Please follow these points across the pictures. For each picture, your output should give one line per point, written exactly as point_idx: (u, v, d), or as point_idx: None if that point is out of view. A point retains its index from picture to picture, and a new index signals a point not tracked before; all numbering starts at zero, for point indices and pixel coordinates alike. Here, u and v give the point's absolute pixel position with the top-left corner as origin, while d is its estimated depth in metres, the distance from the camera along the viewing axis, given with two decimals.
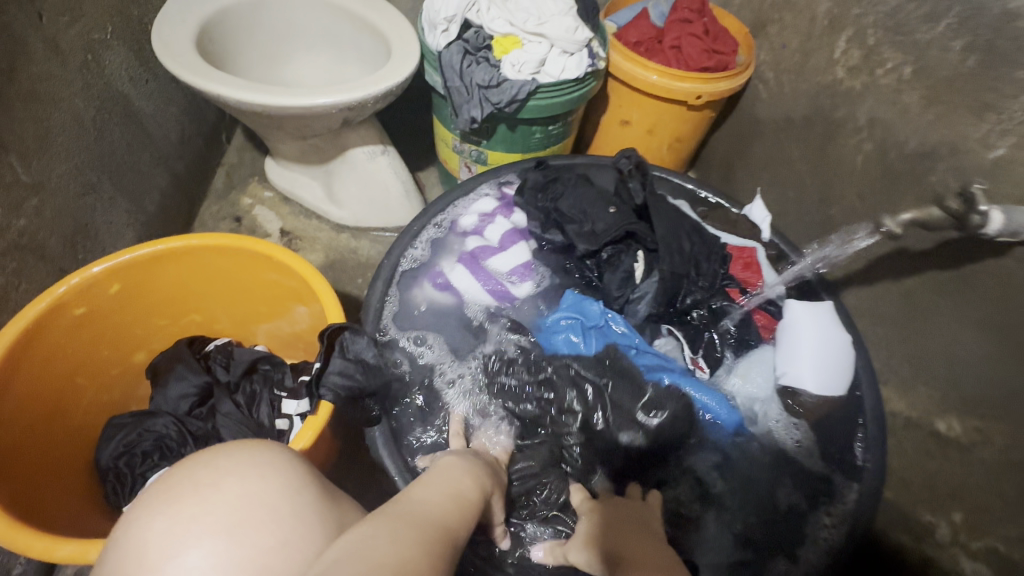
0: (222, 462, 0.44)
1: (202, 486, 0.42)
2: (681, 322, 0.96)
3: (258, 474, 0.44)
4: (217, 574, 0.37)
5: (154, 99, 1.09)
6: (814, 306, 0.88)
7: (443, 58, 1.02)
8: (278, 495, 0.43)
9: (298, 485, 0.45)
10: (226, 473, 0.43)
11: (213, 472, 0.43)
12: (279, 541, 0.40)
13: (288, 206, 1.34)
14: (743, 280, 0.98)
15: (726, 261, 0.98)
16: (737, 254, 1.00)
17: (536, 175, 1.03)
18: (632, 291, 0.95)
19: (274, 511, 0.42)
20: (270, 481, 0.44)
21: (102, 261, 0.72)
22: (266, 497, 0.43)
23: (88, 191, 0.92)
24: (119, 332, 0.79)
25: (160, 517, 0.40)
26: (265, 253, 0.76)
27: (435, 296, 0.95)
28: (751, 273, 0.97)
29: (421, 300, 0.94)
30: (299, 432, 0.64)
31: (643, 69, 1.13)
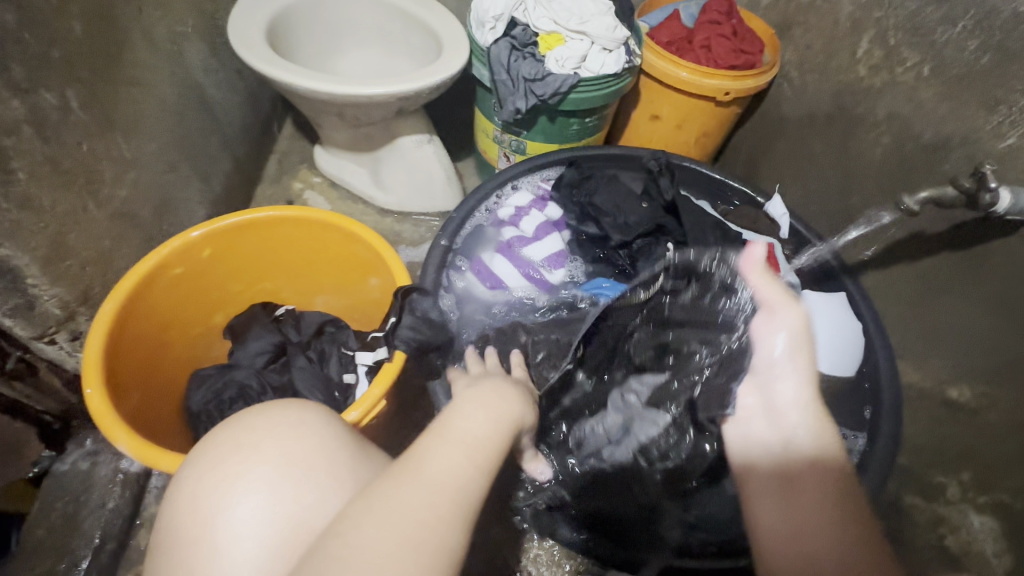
0: (264, 428, 0.53)
1: (248, 449, 0.51)
2: None
3: (298, 436, 0.52)
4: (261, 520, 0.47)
5: (222, 88, 1.19)
6: (825, 298, 0.96)
7: (490, 53, 1.11)
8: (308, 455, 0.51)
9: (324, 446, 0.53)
10: (263, 433, 0.52)
11: (257, 435, 0.52)
12: (314, 501, 0.48)
13: (336, 191, 1.43)
14: None
15: None
16: None
17: (572, 172, 1.11)
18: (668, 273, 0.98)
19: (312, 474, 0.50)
20: (295, 442, 0.52)
21: (200, 227, 0.81)
22: (300, 453, 0.51)
23: (171, 169, 1.01)
24: (205, 295, 0.89)
25: (209, 480, 0.50)
26: (339, 225, 0.84)
27: (478, 288, 1.03)
28: None
29: (479, 300, 1.03)
30: (376, 379, 0.72)
31: (674, 67, 1.21)
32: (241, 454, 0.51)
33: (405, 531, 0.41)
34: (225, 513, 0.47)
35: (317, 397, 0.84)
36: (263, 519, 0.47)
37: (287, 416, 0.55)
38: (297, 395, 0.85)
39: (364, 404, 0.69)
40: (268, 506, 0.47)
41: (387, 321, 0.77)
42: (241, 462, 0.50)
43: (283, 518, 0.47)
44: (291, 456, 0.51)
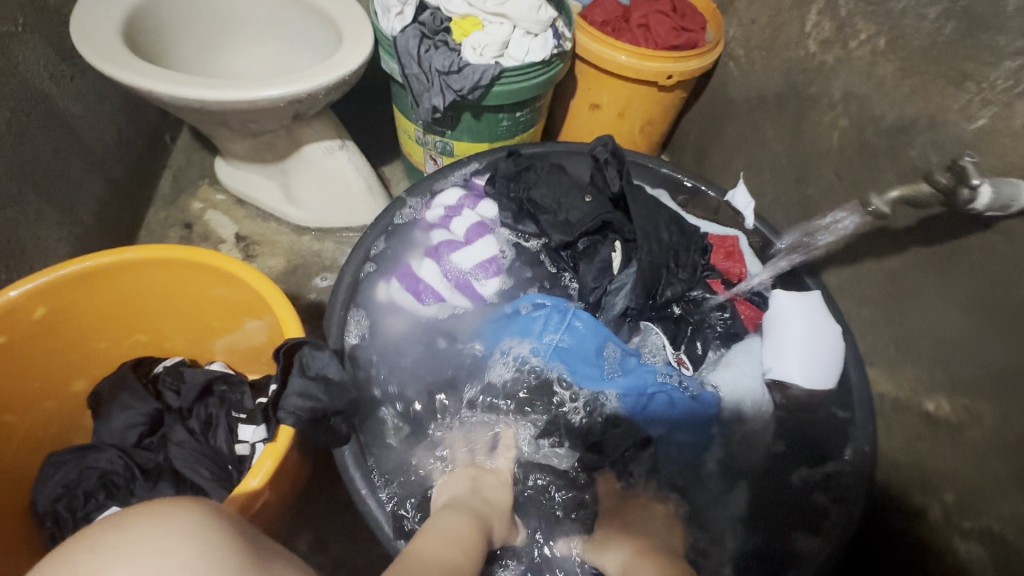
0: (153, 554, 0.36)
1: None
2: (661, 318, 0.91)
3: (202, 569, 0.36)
4: None
5: (81, 97, 0.99)
6: (801, 296, 0.85)
7: (397, 43, 0.95)
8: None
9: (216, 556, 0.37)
10: (145, 556, 0.36)
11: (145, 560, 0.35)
12: None
13: (243, 208, 1.26)
14: (725, 270, 0.94)
15: (706, 252, 0.95)
16: (718, 242, 0.97)
17: (508, 163, 0.98)
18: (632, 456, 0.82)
19: None
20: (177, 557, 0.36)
21: (21, 283, 0.64)
22: None
23: (10, 203, 0.83)
24: (51, 362, 0.71)
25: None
26: (214, 266, 0.69)
27: (398, 298, 0.90)
28: (732, 262, 0.94)
29: (396, 322, 0.90)
30: (255, 464, 0.57)
31: (611, 50, 1.08)
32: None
33: None
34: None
35: (203, 476, 0.70)
36: None
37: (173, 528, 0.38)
38: (177, 478, 0.70)
39: (235, 500, 0.54)
40: None
41: (274, 384, 0.62)
42: None
43: None
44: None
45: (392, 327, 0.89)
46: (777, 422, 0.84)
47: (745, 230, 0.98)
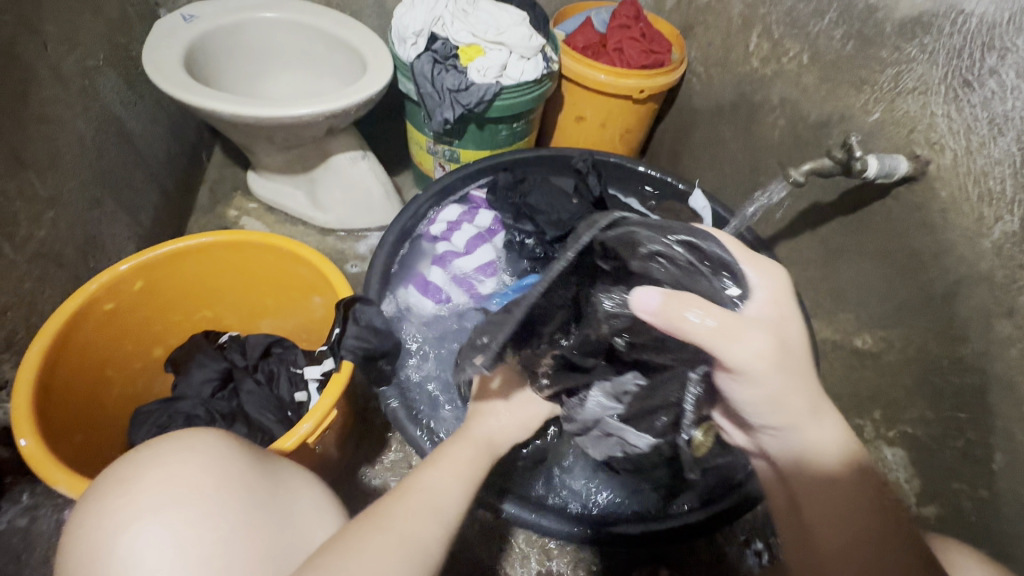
0: (182, 463, 0.53)
1: (168, 487, 0.51)
2: None
3: (223, 465, 0.54)
4: (169, 536, 0.48)
5: (142, 118, 1.16)
6: None
7: (414, 67, 1.14)
8: (203, 478, 0.52)
9: (224, 462, 0.54)
10: (178, 463, 0.53)
11: (178, 465, 0.52)
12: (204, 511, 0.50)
13: (273, 214, 1.42)
14: None
15: None
16: None
17: (506, 175, 1.14)
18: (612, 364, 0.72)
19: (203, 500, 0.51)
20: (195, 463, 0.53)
21: (128, 260, 0.80)
22: (201, 488, 0.51)
23: (95, 205, 0.99)
24: (140, 329, 0.86)
25: (107, 518, 0.49)
26: (278, 246, 0.85)
27: (416, 297, 1.05)
28: None
29: (414, 321, 1.05)
30: (327, 389, 0.73)
31: (592, 70, 1.29)
32: (160, 489, 0.51)
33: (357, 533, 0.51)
34: (133, 538, 0.48)
35: (271, 419, 0.84)
36: (173, 535, 0.48)
37: (196, 448, 0.55)
38: (248, 421, 0.84)
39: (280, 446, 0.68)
40: (166, 527, 0.48)
41: (332, 331, 0.78)
42: (125, 497, 0.50)
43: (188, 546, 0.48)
44: (205, 486, 0.52)
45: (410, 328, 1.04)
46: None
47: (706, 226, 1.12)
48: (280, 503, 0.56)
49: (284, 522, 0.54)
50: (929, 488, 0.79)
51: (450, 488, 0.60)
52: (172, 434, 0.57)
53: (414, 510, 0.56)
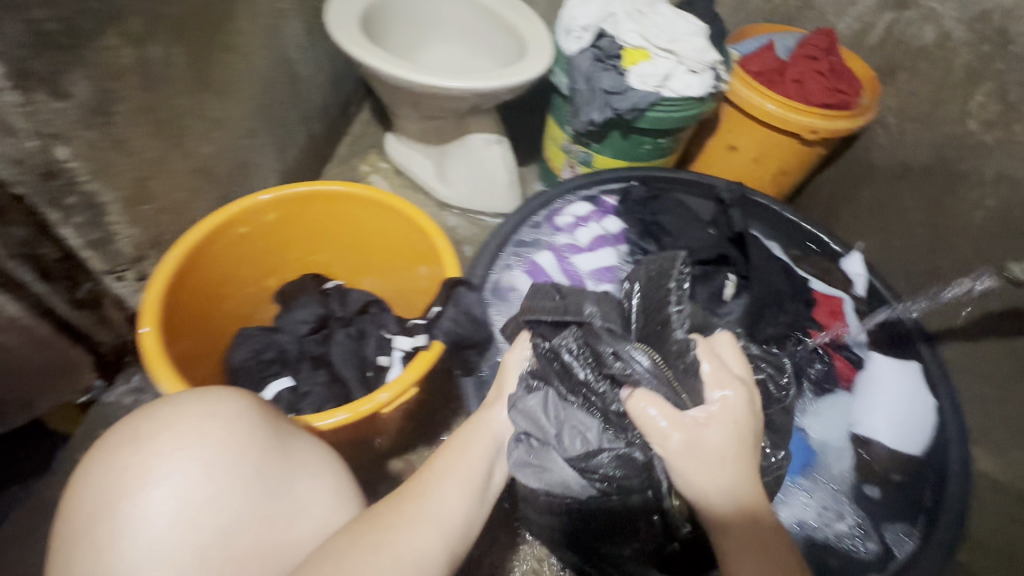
0: (194, 428, 0.51)
1: (170, 455, 0.50)
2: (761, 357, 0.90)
3: (240, 434, 0.52)
4: (173, 511, 0.48)
5: (311, 65, 1.24)
6: (899, 363, 0.88)
7: (574, 62, 1.10)
8: (212, 456, 0.50)
9: (238, 435, 0.52)
10: (192, 434, 0.51)
11: (191, 434, 0.51)
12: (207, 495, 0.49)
13: (400, 178, 1.47)
14: (827, 327, 0.93)
15: (811, 305, 0.94)
16: (823, 300, 0.97)
17: (640, 188, 1.06)
18: (614, 359, 0.58)
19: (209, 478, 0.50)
20: (208, 434, 0.51)
21: (270, 191, 0.84)
22: (211, 465, 0.50)
23: (252, 134, 1.06)
24: (263, 258, 0.91)
25: (113, 476, 0.49)
26: (401, 210, 0.85)
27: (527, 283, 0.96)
28: (837, 322, 0.93)
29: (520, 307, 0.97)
30: (412, 363, 0.71)
31: (761, 98, 1.16)
32: (167, 453, 0.50)
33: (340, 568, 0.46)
34: (138, 502, 0.48)
35: (351, 375, 0.85)
36: (179, 511, 0.48)
37: (215, 406, 0.54)
38: (331, 369, 0.86)
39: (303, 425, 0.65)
40: (170, 500, 0.48)
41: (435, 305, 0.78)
42: (133, 457, 0.49)
43: (193, 525, 0.48)
44: (211, 466, 0.50)
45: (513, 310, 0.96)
46: (862, 477, 0.84)
47: (855, 295, 0.97)
48: (292, 481, 0.54)
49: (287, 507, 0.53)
50: None
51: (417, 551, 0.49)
52: (193, 389, 0.55)
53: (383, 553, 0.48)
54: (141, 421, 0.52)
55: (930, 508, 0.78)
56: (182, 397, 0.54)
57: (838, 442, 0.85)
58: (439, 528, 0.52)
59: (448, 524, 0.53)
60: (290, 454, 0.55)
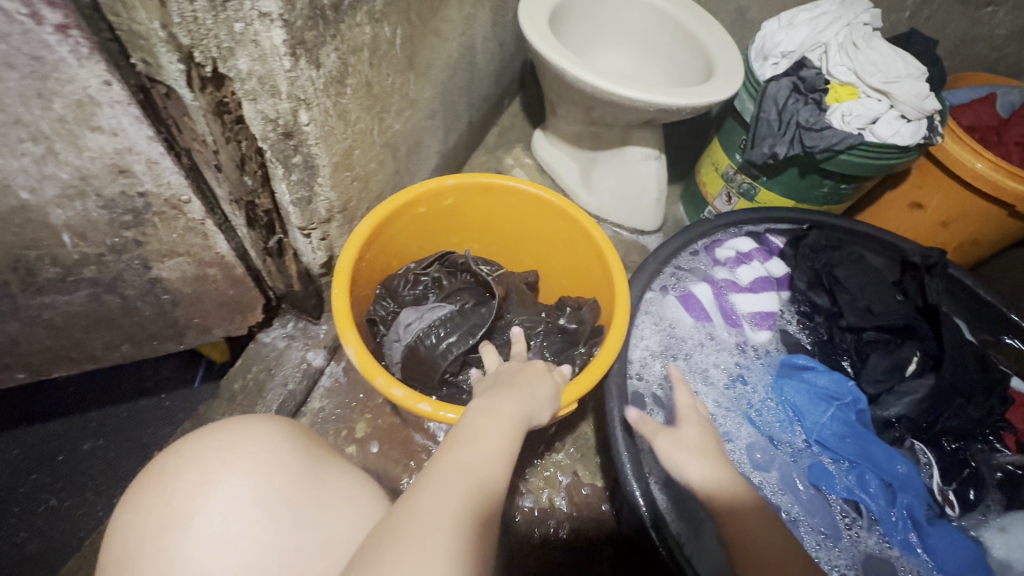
0: (222, 449, 0.53)
1: (201, 487, 0.49)
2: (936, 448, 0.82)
3: (268, 456, 0.53)
4: (223, 544, 0.47)
5: (488, 55, 1.26)
6: None
7: (766, 88, 1.03)
8: (244, 477, 0.51)
9: (262, 455, 0.53)
10: (225, 449, 0.53)
11: (223, 461, 0.52)
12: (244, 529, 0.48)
13: (541, 176, 1.47)
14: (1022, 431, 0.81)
15: (1006, 402, 0.82)
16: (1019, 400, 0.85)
17: (817, 235, 0.96)
18: None
19: (249, 506, 0.50)
20: (239, 461, 0.52)
21: (455, 177, 0.86)
22: (259, 497, 0.50)
23: (430, 116, 1.10)
24: (430, 240, 0.93)
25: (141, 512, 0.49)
26: (576, 217, 0.84)
27: (682, 314, 0.91)
28: None
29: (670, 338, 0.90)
30: (577, 376, 0.70)
31: (972, 156, 1.03)
32: (196, 468, 0.51)
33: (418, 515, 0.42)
34: (193, 532, 0.47)
35: None
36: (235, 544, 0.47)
37: (253, 429, 0.56)
38: None
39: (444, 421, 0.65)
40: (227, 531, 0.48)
41: (427, 274, 0.88)
42: (163, 494, 0.50)
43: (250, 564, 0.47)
44: (254, 493, 0.50)
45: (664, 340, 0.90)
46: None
47: None
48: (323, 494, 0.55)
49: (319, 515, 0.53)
50: None
51: (461, 493, 0.45)
52: (233, 418, 0.57)
53: (435, 499, 0.44)
54: (178, 453, 0.53)
55: None
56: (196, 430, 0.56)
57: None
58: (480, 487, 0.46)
59: (488, 481, 0.48)
60: (320, 479, 0.55)
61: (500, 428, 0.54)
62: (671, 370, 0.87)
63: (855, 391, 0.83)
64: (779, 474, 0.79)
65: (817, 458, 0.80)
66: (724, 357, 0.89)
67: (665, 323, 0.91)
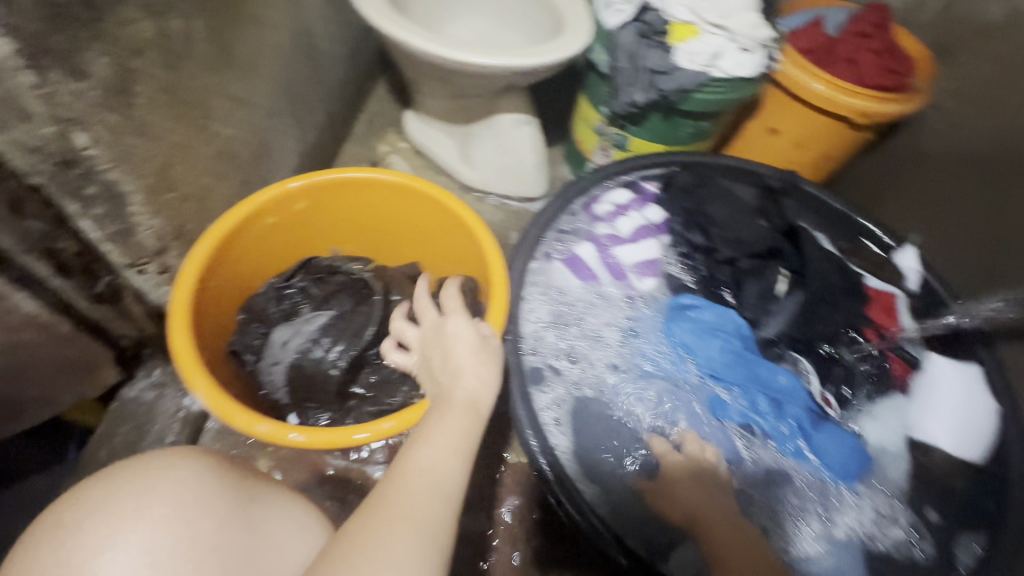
0: (133, 494, 0.46)
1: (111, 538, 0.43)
2: (813, 356, 0.87)
3: (188, 500, 0.47)
4: None
5: (331, 39, 1.16)
6: (957, 367, 0.83)
7: (615, 38, 1.02)
8: (169, 521, 0.45)
9: (184, 498, 0.47)
10: (139, 488, 0.46)
11: (133, 506, 0.45)
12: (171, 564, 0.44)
13: (420, 159, 1.40)
14: (880, 325, 0.89)
15: (864, 301, 0.90)
16: (874, 296, 0.93)
17: (685, 176, 0.99)
18: None
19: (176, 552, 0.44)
20: (154, 510, 0.45)
21: (299, 178, 0.78)
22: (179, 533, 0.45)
23: (274, 114, 0.99)
24: (294, 250, 0.85)
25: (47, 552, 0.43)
26: (441, 200, 0.80)
27: (570, 277, 0.91)
28: (889, 320, 0.89)
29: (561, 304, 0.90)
30: (460, 371, 0.66)
31: (810, 78, 1.09)
32: (103, 520, 0.44)
33: (384, 521, 0.41)
34: None
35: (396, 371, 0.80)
36: None
37: (163, 464, 0.49)
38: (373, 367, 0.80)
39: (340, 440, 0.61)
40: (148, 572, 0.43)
41: (293, 286, 0.77)
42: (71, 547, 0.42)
43: None
44: (171, 533, 0.45)
45: (557, 308, 0.89)
46: (924, 500, 0.79)
47: (908, 291, 0.93)
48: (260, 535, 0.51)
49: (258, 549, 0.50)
50: None
51: (421, 488, 0.44)
52: (145, 453, 0.51)
53: (400, 498, 0.43)
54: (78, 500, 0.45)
55: (995, 509, 0.75)
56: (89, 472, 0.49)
57: (892, 444, 0.82)
58: (438, 487, 0.45)
59: (443, 480, 0.46)
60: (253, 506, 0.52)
61: (467, 420, 0.52)
62: (567, 339, 0.87)
63: (736, 318, 0.87)
64: (680, 412, 0.82)
65: (713, 390, 0.84)
66: (616, 313, 0.90)
67: (554, 290, 0.90)
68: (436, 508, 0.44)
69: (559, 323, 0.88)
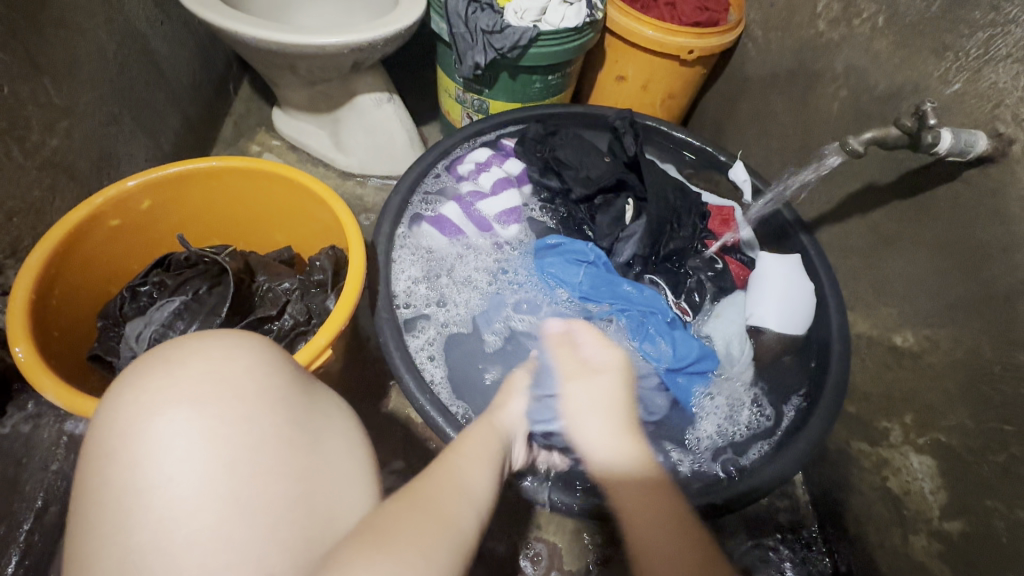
0: (202, 354, 0.46)
1: (154, 404, 0.42)
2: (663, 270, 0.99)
3: (244, 369, 0.46)
4: (196, 436, 0.41)
5: (168, 41, 1.13)
6: (784, 258, 0.95)
7: (448, 5, 1.06)
8: (239, 379, 0.45)
9: (260, 369, 0.47)
10: (222, 358, 0.46)
11: (223, 361, 0.46)
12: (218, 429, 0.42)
13: (295, 154, 1.39)
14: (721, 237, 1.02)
15: (705, 217, 1.02)
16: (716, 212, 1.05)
17: (537, 127, 1.06)
18: None
19: (226, 415, 0.43)
20: (239, 365, 0.46)
21: (137, 175, 0.77)
22: (245, 396, 0.45)
23: (111, 122, 0.96)
24: (151, 250, 0.85)
25: (135, 395, 0.43)
26: (288, 177, 0.81)
27: (437, 235, 0.95)
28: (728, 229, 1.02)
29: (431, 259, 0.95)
30: (324, 326, 0.70)
31: (639, 24, 1.19)
32: (164, 369, 0.44)
33: (426, 513, 0.45)
34: (164, 422, 0.42)
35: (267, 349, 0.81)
36: (204, 439, 0.41)
37: (235, 345, 0.48)
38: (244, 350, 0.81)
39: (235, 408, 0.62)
40: (196, 428, 0.42)
41: (146, 282, 0.78)
42: (141, 399, 0.43)
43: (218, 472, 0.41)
44: (242, 392, 0.45)
45: (428, 264, 0.95)
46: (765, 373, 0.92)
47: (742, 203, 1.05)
48: (323, 448, 0.47)
49: (321, 461, 0.45)
50: (957, 502, 0.72)
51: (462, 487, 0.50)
52: (218, 332, 0.49)
53: (449, 499, 0.48)
54: (161, 355, 0.46)
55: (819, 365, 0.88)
56: (223, 342, 0.48)
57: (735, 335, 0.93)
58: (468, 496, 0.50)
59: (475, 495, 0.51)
60: (320, 411, 0.50)
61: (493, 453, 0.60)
62: (437, 287, 0.93)
63: (596, 249, 0.97)
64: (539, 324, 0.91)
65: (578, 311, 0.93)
66: (484, 260, 0.97)
67: (423, 244, 0.96)
68: (466, 513, 0.48)
69: (430, 276, 0.94)
